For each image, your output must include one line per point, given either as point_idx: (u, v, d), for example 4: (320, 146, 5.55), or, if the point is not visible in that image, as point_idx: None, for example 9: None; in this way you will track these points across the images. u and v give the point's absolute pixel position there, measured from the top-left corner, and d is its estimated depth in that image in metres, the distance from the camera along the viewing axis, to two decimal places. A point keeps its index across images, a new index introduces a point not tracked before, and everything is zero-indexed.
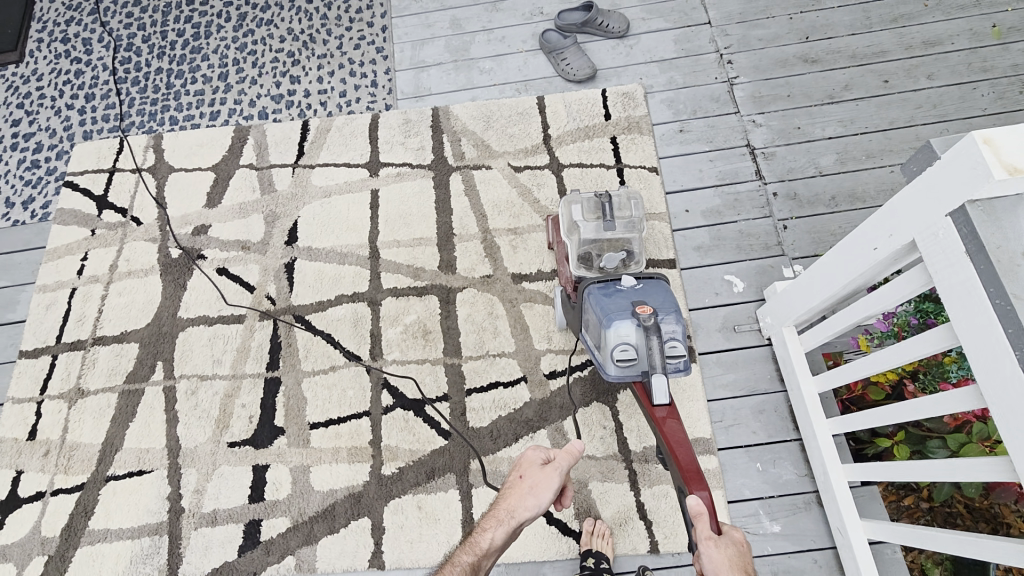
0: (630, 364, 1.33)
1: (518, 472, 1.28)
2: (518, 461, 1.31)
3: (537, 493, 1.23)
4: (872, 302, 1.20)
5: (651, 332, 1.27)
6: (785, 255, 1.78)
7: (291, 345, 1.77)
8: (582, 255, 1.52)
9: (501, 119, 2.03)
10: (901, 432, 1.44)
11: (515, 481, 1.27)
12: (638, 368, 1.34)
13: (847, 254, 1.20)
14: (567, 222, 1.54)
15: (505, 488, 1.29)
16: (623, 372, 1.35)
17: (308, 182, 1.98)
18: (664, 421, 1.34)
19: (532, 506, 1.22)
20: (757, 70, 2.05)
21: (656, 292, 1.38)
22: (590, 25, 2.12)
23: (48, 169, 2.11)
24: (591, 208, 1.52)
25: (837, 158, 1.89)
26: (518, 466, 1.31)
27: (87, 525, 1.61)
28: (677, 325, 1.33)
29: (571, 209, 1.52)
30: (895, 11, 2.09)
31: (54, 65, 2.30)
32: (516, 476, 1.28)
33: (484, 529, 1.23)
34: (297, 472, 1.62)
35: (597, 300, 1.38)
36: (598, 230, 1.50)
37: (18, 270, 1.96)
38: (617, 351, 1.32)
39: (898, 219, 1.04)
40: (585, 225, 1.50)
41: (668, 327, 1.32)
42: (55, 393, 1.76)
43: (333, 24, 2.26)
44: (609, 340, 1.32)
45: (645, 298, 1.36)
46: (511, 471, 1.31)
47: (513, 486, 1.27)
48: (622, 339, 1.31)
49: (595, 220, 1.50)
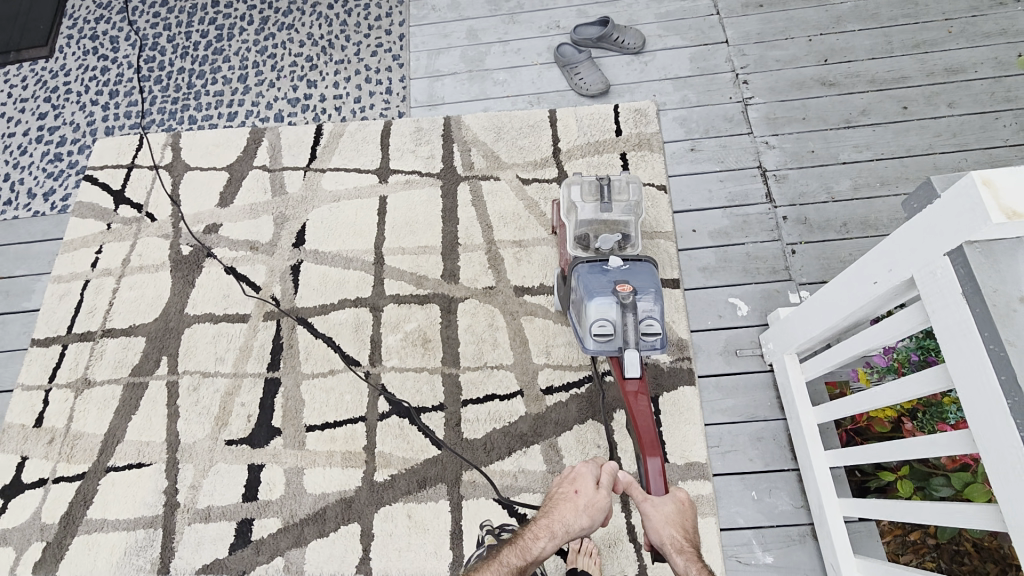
0: (607, 340, 1.38)
1: (573, 486, 1.30)
2: (573, 473, 1.32)
3: (591, 512, 1.25)
4: (872, 334, 1.17)
5: (628, 309, 1.34)
6: (792, 280, 1.76)
7: (292, 347, 1.79)
8: (580, 237, 1.57)
9: (512, 131, 2.04)
10: (905, 466, 1.42)
11: (569, 494, 1.29)
12: (614, 343, 1.40)
13: (850, 287, 1.18)
14: (567, 203, 1.59)
15: (556, 498, 1.30)
16: (600, 347, 1.41)
17: (318, 186, 2.01)
18: (636, 395, 1.36)
19: (586, 524, 1.24)
20: (773, 91, 2.03)
21: (640, 273, 1.43)
22: (606, 41, 2.13)
23: (70, 162, 2.17)
24: (591, 190, 1.55)
25: (850, 184, 1.86)
26: (570, 478, 1.32)
27: (85, 514, 1.64)
28: (655, 305, 1.39)
29: (571, 190, 1.57)
30: (918, 36, 2.06)
31: (82, 61, 2.36)
32: (571, 488, 1.29)
33: (535, 539, 1.24)
34: (291, 473, 1.63)
35: (582, 276, 1.44)
36: (596, 212, 1.55)
37: (35, 260, 2.01)
38: (596, 326, 1.37)
39: (897, 253, 1.02)
40: (583, 206, 1.55)
41: (646, 306, 1.38)
42: (63, 382, 1.80)
43: (352, 30, 2.30)
44: (589, 315, 1.37)
45: (628, 278, 1.41)
46: (562, 483, 1.32)
47: (567, 498, 1.28)
48: (602, 315, 1.37)
49: (593, 202, 1.54)
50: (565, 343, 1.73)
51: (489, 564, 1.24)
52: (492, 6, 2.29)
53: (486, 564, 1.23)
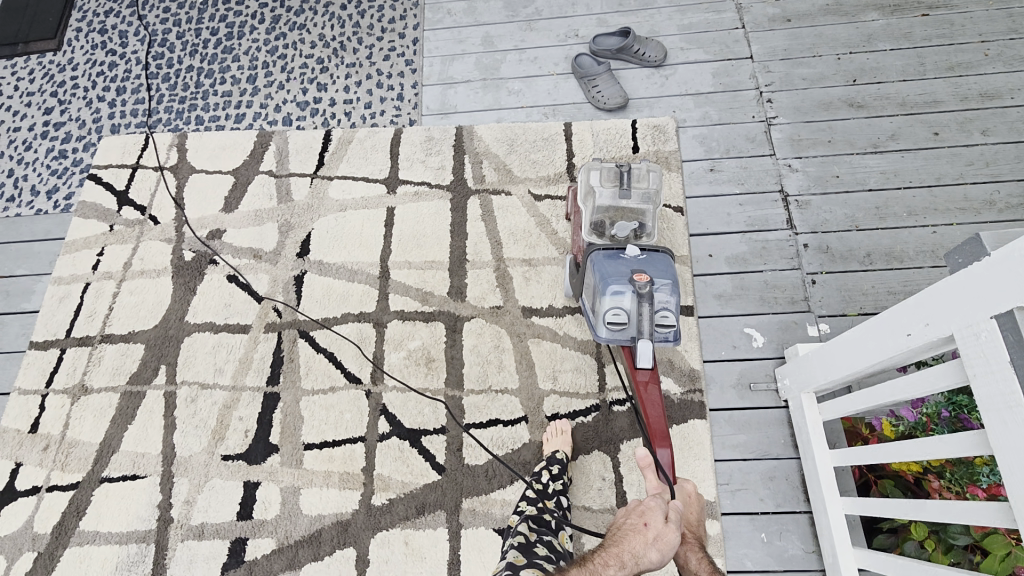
0: (620, 328, 1.41)
1: (642, 518, 1.15)
2: (643, 506, 1.18)
3: (661, 546, 1.10)
4: (902, 386, 1.11)
5: (643, 299, 1.35)
6: (811, 312, 1.70)
7: (293, 361, 1.75)
8: (595, 223, 1.56)
9: (525, 143, 1.98)
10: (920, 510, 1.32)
11: (637, 525, 1.14)
12: (627, 333, 1.42)
13: (880, 336, 1.12)
14: (585, 188, 1.58)
15: (623, 528, 1.15)
16: (613, 334, 1.43)
17: (325, 194, 1.96)
18: (646, 384, 1.43)
19: (656, 560, 1.09)
20: (798, 111, 1.96)
21: (657, 263, 1.43)
22: (626, 53, 2.06)
23: (75, 160, 2.13)
24: (610, 176, 1.55)
25: (876, 213, 1.79)
26: (639, 511, 1.18)
27: (77, 525, 1.61)
28: (671, 297, 1.39)
29: (590, 175, 1.56)
30: (952, 58, 1.98)
31: (90, 56, 2.32)
32: (639, 520, 1.15)
33: (603, 565, 1.08)
34: (288, 493, 1.60)
35: (598, 264, 1.45)
36: (614, 198, 1.54)
37: (36, 260, 1.98)
38: (610, 314, 1.40)
39: (936, 306, 0.95)
40: (601, 191, 1.54)
41: (661, 297, 1.39)
42: (60, 388, 1.77)
43: (365, 33, 2.24)
44: (604, 303, 1.40)
45: (645, 268, 1.41)
46: (629, 513, 1.18)
47: (635, 529, 1.13)
48: (616, 303, 1.39)
49: (612, 188, 1.54)
50: (572, 369, 1.68)
51: None
52: (510, 12, 2.23)
53: None
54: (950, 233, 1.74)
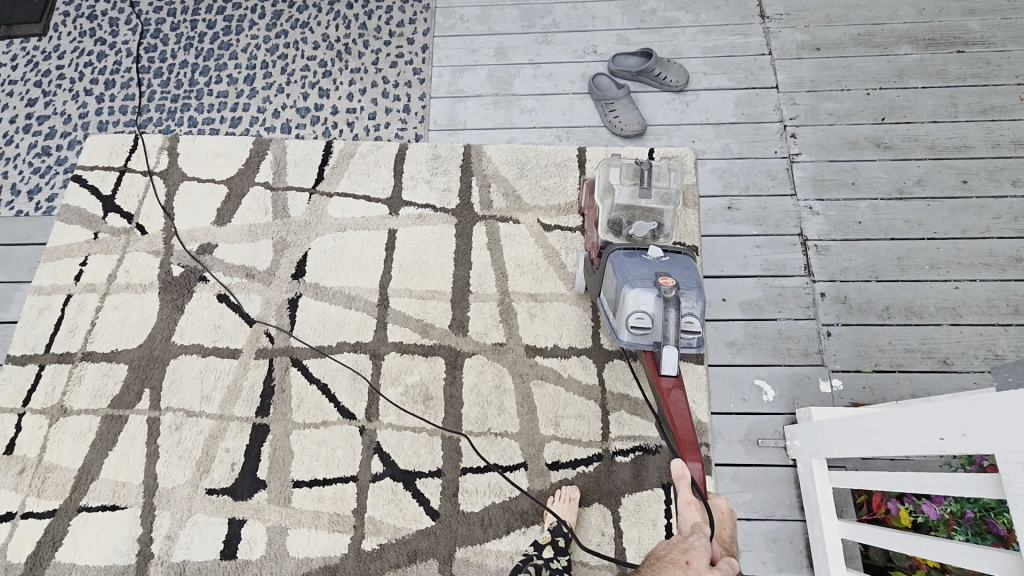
0: (644, 332, 1.37)
1: (684, 556, 1.11)
2: (686, 544, 1.14)
3: None
4: (923, 482, 1.06)
5: (670, 303, 1.30)
6: (824, 366, 1.64)
7: (284, 391, 1.67)
8: (612, 221, 1.54)
9: (536, 168, 1.89)
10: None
11: (678, 562, 1.10)
12: (650, 338, 1.38)
13: (904, 428, 1.06)
14: (603, 184, 1.55)
15: (663, 561, 1.13)
16: (635, 339, 1.39)
17: (323, 212, 1.87)
18: (670, 391, 1.40)
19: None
20: (822, 148, 1.87)
21: (681, 267, 1.40)
22: (646, 75, 1.96)
23: (59, 158, 2.01)
24: (630, 174, 1.50)
25: (897, 263, 1.73)
26: (681, 549, 1.14)
27: (53, 556, 1.54)
28: (697, 302, 1.35)
29: (610, 171, 1.52)
30: (986, 101, 1.89)
31: (78, 44, 2.18)
32: (680, 557, 1.11)
33: None
34: (274, 533, 1.54)
35: (620, 265, 1.42)
36: (632, 197, 1.50)
37: (15, 266, 1.87)
38: (633, 318, 1.36)
39: (977, 418, 0.90)
40: (620, 189, 1.50)
41: (688, 303, 1.34)
42: (37, 408, 1.68)
43: (371, 36, 2.12)
44: (628, 304, 1.36)
45: (669, 271, 1.38)
46: (671, 550, 1.14)
47: (675, 565, 1.10)
48: (640, 306, 1.35)
49: (631, 186, 1.49)
50: (575, 416, 1.61)
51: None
52: (525, 22, 2.12)
53: None
54: (973, 290, 1.68)
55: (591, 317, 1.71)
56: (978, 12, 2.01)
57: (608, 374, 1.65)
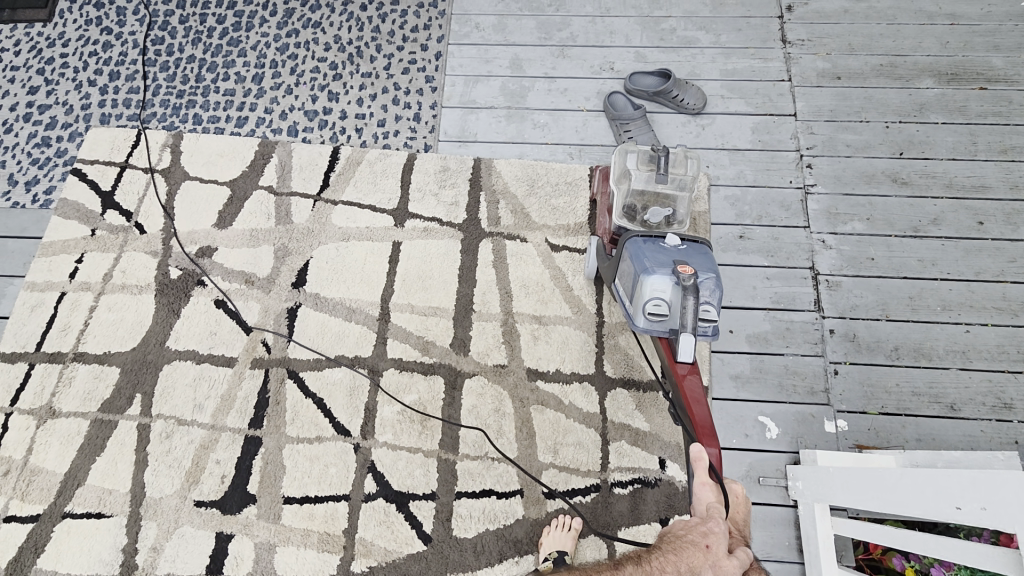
0: (660, 319, 1.35)
1: (705, 539, 1.09)
2: (705, 527, 1.11)
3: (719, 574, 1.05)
4: (937, 545, 1.04)
5: (688, 291, 1.29)
6: (830, 406, 1.61)
7: (279, 403, 1.63)
8: (627, 207, 1.54)
9: (546, 186, 1.86)
10: None
11: (699, 544, 1.08)
12: (667, 324, 1.36)
13: (920, 491, 1.02)
14: (619, 170, 1.56)
15: (683, 540, 1.11)
16: (651, 326, 1.37)
17: (327, 220, 1.83)
18: (686, 377, 1.34)
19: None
20: (838, 181, 1.85)
21: (699, 255, 1.38)
22: (663, 96, 1.92)
23: (58, 150, 1.97)
24: (646, 160, 1.53)
25: (909, 304, 1.70)
26: (701, 530, 1.11)
27: (35, 562, 1.50)
28: (714, 291, 1.33)
29: (626, 157, 1.54)
30: (1006, 140, 1.87)
31: (83, 32, 2.14)
32: (701, 540, 1.08)
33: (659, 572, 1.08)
34: (262, 550, 1.50)
35: (637, 251, 1.40)
36: (648, 182, 1.52)
37: (9, 259, 1.83)
38: (650, 305, 1.33)
39: (999, 493, 0.87)
40: (637, 175, 1.51)
41: (705, 291, 1.33)
42: (25, 408, 1.65)
43: (384, 40, 2.08)
44: (644, 291, 1.34)
45: (687, 259, 1.36)
46: (689, 529, 1.12)
47: (695, 546, 1.08)
48: (657, 293, 1.33)
49: (648, 171, 1.52)
50: (575, 443, 1.58)
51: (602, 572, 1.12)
52: (542, 34, 2.08)
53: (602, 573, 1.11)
54: (984, 334, 1.66)
55: (595, 343, 1.68)
56: (1002, 48, 2.00)
57: (610, 403, 1.62)
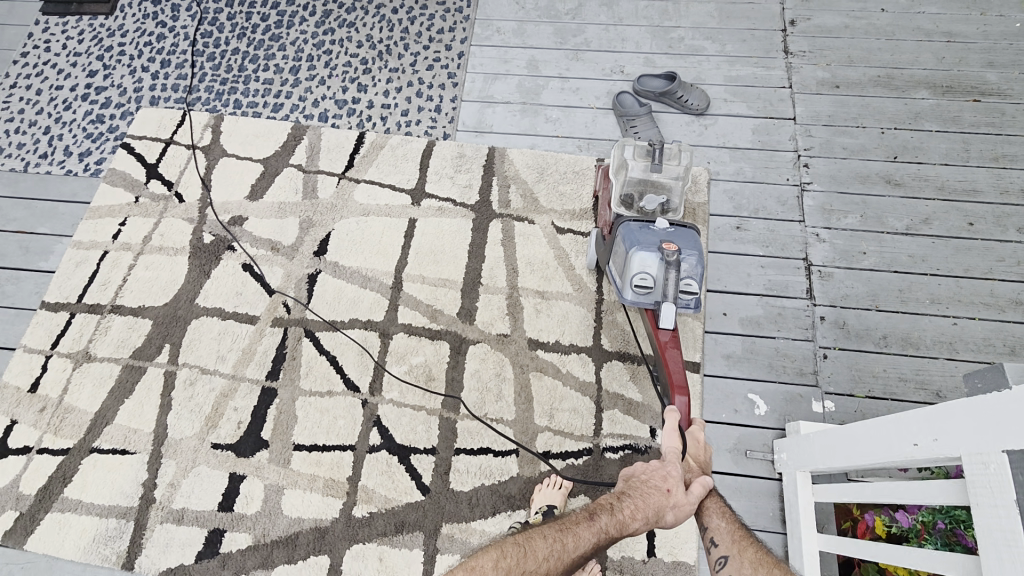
0: (646, 292, 1.47)
1: (665, 483, 1.30)
2: (665, 472, 1.32)
3: (678, 512, 1.28)
4: (903, 490, 1.10)
5: (670, 265, 1.41)
6: (818, 387, 1.68)
7: (295, 359, 1.75)
8: (625, 195, 1.66)
9: (555, 174, 1.98)
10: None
11: (660, 489, 1.29)
12: (653, 298, 1.49)
13: (886, 435, 1.09)
14: (618, 162, 1.68)
15: (646, 485, 1.31)
16: (638, 298, 1.49)
17: (350, 197, 1.97)
18: (667, 346, 1.49)
19: (672, 520, 1.27)
20: (834, 180, 1.95)
21: (685, 237, 1.49)
22: (669, 97, 2.05)
23: (111, 126, 2.16)
24: (642, 152, 1.65)
25: (898, 295, 1.77)
26: (661, 475, 1.32)
27: (62, 492, 1.62)
28: (696, 267, 1.45)
29: (624, 149, 1.66)
30: (998, 149, 1.96)
31: (140, 25, 2.35)
32: (663, 485, 1.29)
33: (631, 518, 1.25)
34: (271, 491, 1.60)
35: (628, 232, 1.52)
36: (644, 172, 1.64)
37: (60, 220, 2.00)
38: (636, 277, 1.46)
39: (948, 423, 0.94)
40: (634, 165, 1.64)
41: (688, 267, 1.45)
42: (64, 352, 1.79)
43: (412, 40, 2.25)
44: (632, 266, 1.46)
45: (674, 239, 1.48)
46: (650, 475, 1.32)
47: (658, 491, 1.29)
48: (643, 268, 1.45)
49: (644, 162, 1.64)
50: (570, 409, 1.67)
51: (576, 520, 1.25)
52: (558, 39, 2.24)
53: (578, 521, 1.24)
54: (971, 327, 1.72)
55: (594, 318, 1.78)
56: (996, 65, 2.10)
57: (606, 373, 1.71)
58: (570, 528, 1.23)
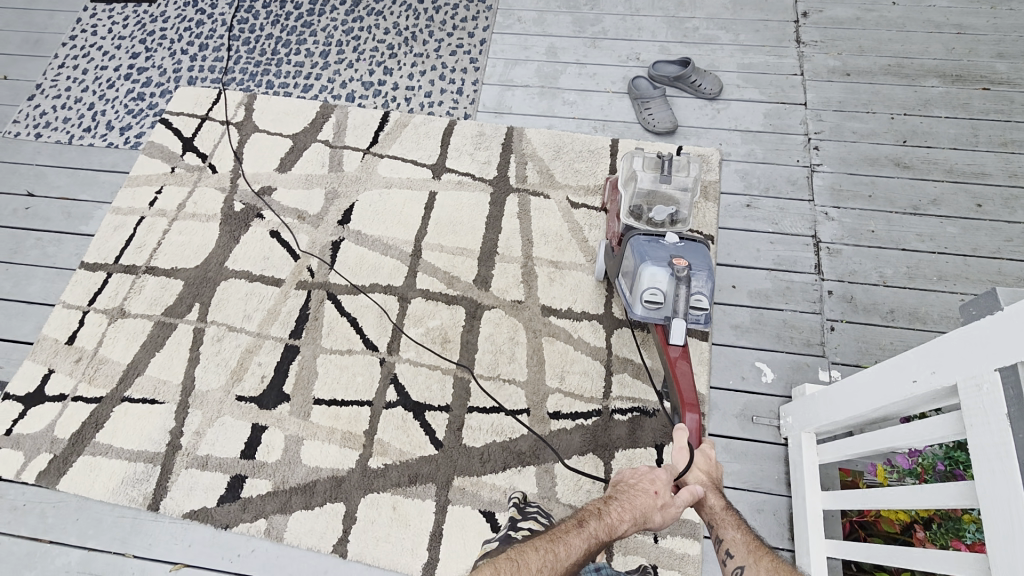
0: (656, 307, 1.50)
1: (654, 485, 1.24)
2: (653, 474, 1.26)
3: (665, 513, 1.22)
4: (900, 435, 1.13)
5: (681, 282, 1.43)
6: (825, 357, 1.71)
7: (317, 319, 1.83)
8: (633, 208, 1.64)
9: (571, 152, 2.06)
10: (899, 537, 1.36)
11: (648, 492, 1.23)
12: (662, 312, 1.51)
13: (885, 378, 1.14)
14: (626, 173, 1.66)
15: (633, 489, 1.24)
16: (648, 313, 1.52)
17: (374, 170, 2.06)
18: (676, 361, 1.50)
19: (660, 522, 1.22)
20: (843, 162, 1.99)
21: (694, 251, 1.50)
22: (682, 81, 2.14)
23: (151, 104, 2.28)
24: (651, 164, 1.63)
25: (906, 272, 1.81)
26: (649, 478, 1.26)
27: (94, 436, 1.70)
28: (706, 283, 1.47)
29: (633, 161, 1.64)
30: (1007, 134, 1.99)
31: (181, 12, 2.49)
32: (651, 487, 1.24)
33: (620, 520, 1.16)
34: (291, 441, 1.66)
35: (639, 246, 1.52)
36: (653, 183, 1.64)
37: (101, 188, 2.11)
38: (646, 293, 1.48)
39: (942, 355, 0.99)
40: (642, 176, 1.63)
41: (697, 282, 1.47)
42: (100, 308, 1.88)
43: (436, 27, 2.36)
44: (642, 282, 1.48)
45: (684, 254, 1.49)
46: (637, 478, 1.26)
47: (646, 494, 1.22)
48: (654, 283, 1.48)
49: (653, 174, 1.63)
50: (581, 372, 1.72)
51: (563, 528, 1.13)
52: (577, 28, 2.33)
53: (565, 528, 1.12)
54: None
55: (605, 288, 1.83)
56: (1006, 55, 2.14)
57: (616, 340, 1.76)
58: (556, 536, 1.09)
